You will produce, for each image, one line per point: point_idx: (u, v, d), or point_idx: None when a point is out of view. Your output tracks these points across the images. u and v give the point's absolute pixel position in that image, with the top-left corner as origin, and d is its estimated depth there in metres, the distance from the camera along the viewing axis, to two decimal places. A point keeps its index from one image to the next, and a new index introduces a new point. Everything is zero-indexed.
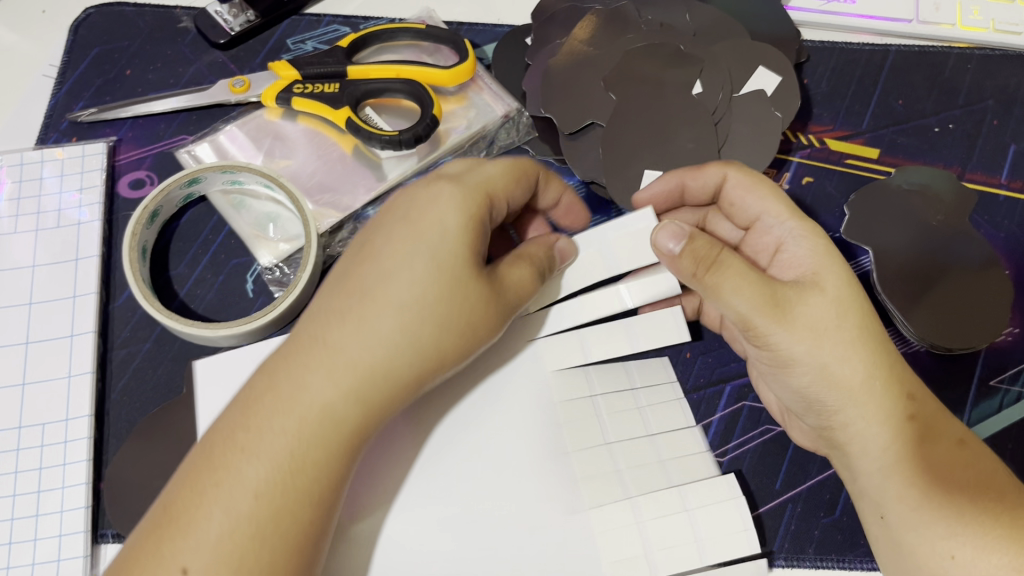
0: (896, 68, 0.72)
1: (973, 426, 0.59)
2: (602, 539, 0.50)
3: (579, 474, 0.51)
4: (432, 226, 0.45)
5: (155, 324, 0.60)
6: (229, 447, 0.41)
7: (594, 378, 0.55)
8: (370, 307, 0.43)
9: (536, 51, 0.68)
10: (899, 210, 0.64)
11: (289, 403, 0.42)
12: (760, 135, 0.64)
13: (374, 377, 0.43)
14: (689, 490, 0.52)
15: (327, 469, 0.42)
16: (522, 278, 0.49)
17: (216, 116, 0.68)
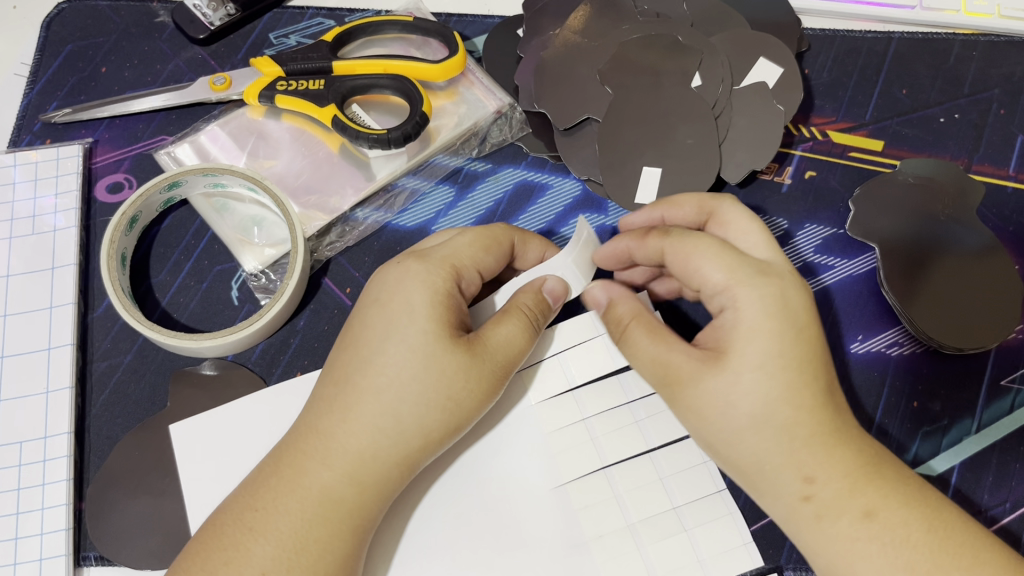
0: (900, 56, 0.70)
1: (983, 429, 0.57)
2: (605, 569, 0.50)
3: (577, 505, 0.52)
4: (401, 308, 0.46)
5: (136, 335, 0.58)
6: (239, 528, 0.43)
7: (584, 401, 0.54)
8: (357, 396, 0.45)
9: (528, 43, 0.66)
10: (901, 200, 0.62)
11: (290, 486, 0.44)
12: (762, 130, 0.62)
13: (367, 460, 0.44)
14: (687, 509, 0.52)
15: (334, 544, 0.43)
16: (510, 335, 0.47)
17: (197, 115, 0.65)
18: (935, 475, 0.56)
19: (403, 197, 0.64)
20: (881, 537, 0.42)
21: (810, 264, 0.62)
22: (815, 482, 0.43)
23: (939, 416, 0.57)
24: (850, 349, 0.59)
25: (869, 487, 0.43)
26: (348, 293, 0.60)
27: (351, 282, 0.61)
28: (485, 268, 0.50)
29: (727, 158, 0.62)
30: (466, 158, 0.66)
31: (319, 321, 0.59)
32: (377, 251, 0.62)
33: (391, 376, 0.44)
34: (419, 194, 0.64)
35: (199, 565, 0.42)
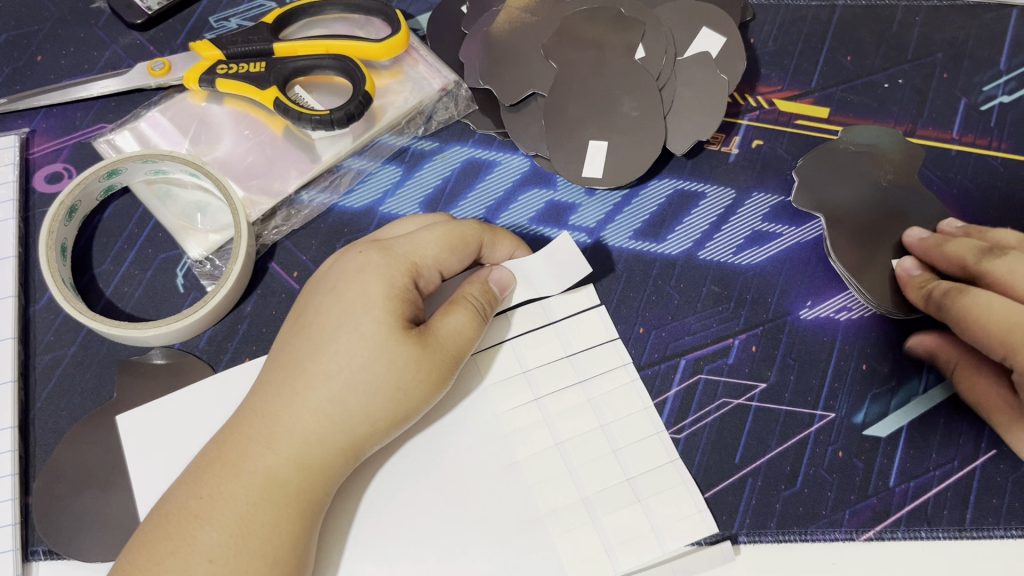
0: (844, 24, 0.70)
1: (932, 388, 0.57)
2: (560, 541, 0.51)
3: (532, 480, 0.52)
4: (357, 299, 0.45)
5: (80, 327, 0.57)
6: (183, 515, 0.43)
7: (535, 381, 0.55)
8: (306, 380, 0.44)
9: (473, 20, 0.65)
10: (853, 163, 0.61)
11: (235, 471, 0.43)
12: (707, 100, 0.62)
13: (314, 446, 0.44)
14: (641, 480, 0.53)
15: (281, 528, 0.43)
16: (460, 324, 0.47)
17: (136, 102, 0.64)
18: (883, 436, 0.56)
19: (349, 178, 0.63)
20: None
21: (758, 232, 0.62)
22: None
23: (888, 378, 0.58)
24: (800, 315, 0.60)
25: None
26: (295, 277, 0.59)
27: (298, 266, 0.60)
28: (448, 267, 0.50)
29: (672, 128, 0.62)
30: (412, 137, 0.65)
31: (266, 305, 0.58)
32: (325, 233, 0.61)
33: (342, 360, 0.44)
34: (366, 174, 0.64)
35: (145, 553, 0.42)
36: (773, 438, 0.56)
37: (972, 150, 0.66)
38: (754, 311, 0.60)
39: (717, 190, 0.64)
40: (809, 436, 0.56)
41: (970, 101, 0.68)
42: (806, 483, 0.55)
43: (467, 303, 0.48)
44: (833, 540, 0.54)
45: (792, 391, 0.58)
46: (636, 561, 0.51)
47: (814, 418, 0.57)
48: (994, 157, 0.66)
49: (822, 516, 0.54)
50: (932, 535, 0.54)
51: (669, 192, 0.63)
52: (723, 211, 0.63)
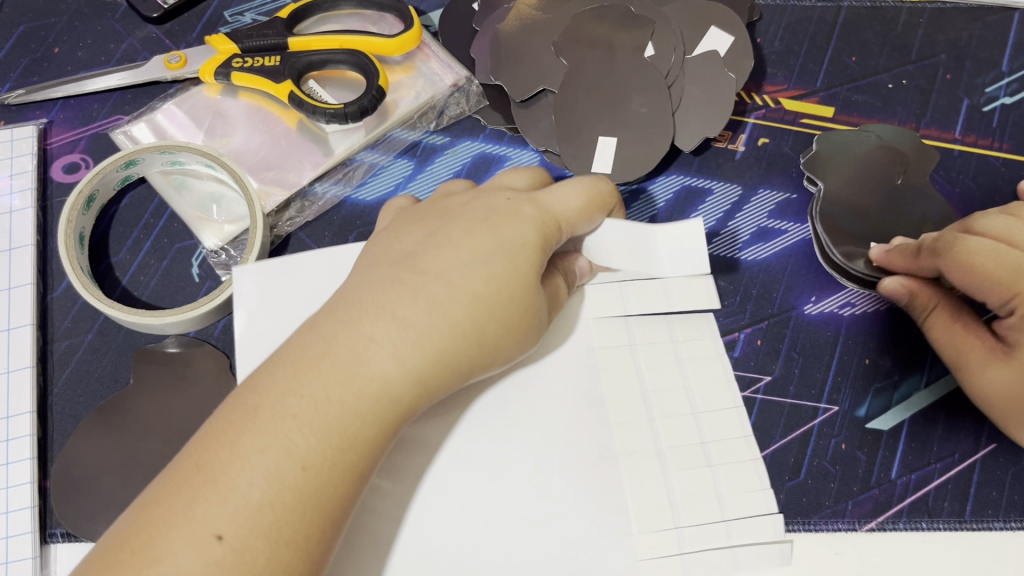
0: (849, 25, 0.72)
1: (934, 382, 0.58)
2: (629, 484, 0.49)
3: (613, 420, 0.51)
4: (516, 239, 0.46)
5: (97, 314, 0.58)
6: (277, 407, 0.39)
7: (633, 327, 0.55)
8: (444, 293, 0.43)
9: (484, 16, 0.67)
10: (854, 158, 0.63)
11: (346, 375, 0.40)
12: (715, 98, 0.63)
13: (435, 368, 0.42)
14: (714, 446, 0.52)
15: (369, 450, 0.40)
16: (557, 290, 0.51)
17: (153, 94, 0.65)
18: (885, 430, 0.57)
19: (362, 171, 0.64)
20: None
21: (764, 228, 0.63)
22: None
23: (890, 372, 0.59)
24: (804, 310, 0.61)
25: None
26: None
27: None
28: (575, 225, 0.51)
29: (680, 125, 0.63)
30: (423, 131, 0.66)
31: None
32: (338, 225, 0.62)
33: (480, 286, 0.44)
34: (378, 168, 0.65)
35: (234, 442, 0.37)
36: (777, 430, 0.57)
37: (974, 150, 0.67)
38: (759, 306, 0.61)
39: (724, 187, 0.65)
40: (812, 429, 0.57)
41: (973, 102, 0.69)
42: (810, 474, 0.56)
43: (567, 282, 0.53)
44: (836, 530, 0.54)
45: (796, 384, 0.59)
46: (697, 522, 0.49)
47: (817, 411, 0.58)
48: (996, 157, 0.67)
49: (826, 507, 0.55)
50: (933, 527, 0.54)
51: (676, 188, 0.64)
52: (729, 207, 0.64)
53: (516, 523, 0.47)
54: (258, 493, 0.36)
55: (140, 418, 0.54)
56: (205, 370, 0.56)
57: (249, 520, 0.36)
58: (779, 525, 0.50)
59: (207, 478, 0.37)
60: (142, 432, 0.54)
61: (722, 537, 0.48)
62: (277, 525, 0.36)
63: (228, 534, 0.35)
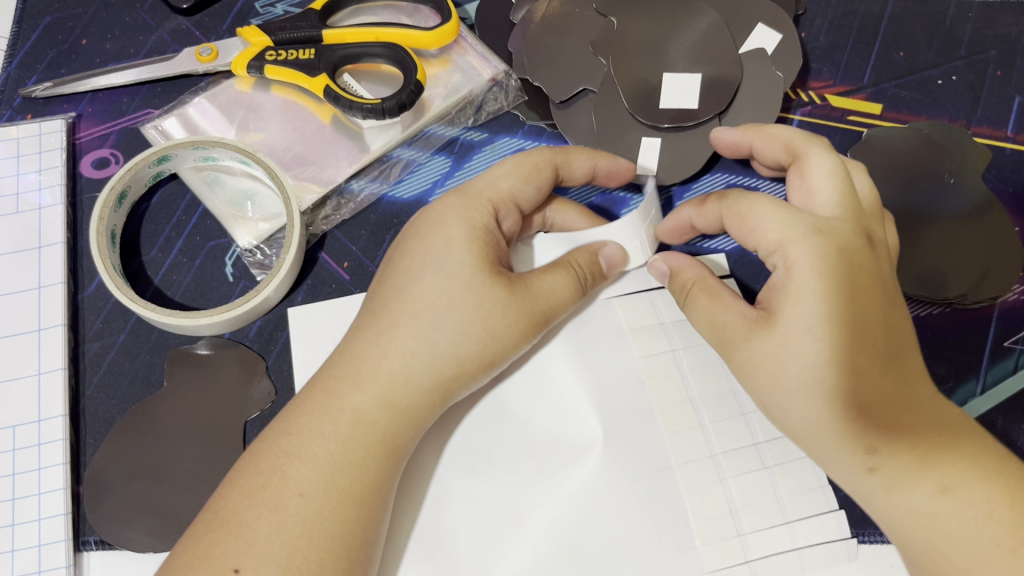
0: (896, 19, 0.70)
1: (988, 389, 0.57)
2: (689, 495, 0.52)
3: (666, 429, 0.54)
4: (440, 242, 0.50)
5: (129, 314, 0.56)
6: (274, 453, 0.46)
7: (673, 334, 0.56)
8: (393, 320, 0.49)
9: (519, 10, 0.65)
10: (914, 150, 0.62)
11: (326, 409, 0.47)
12: (762, 96, 0.60)
13: (400, 385, 0.47)
14: (767, 447, 0.54)
15: (368, 468, 0.46)
16: (556, 286, 0.51)
17: (183, 87, 0.64)
18: None
19: (399, 168, 0.62)
20: (960, 510, 0.44)
21: None
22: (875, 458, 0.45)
23: (944, 379, 0.58)
24: None
25: (940, 460, 0.45)
26: (346, 267, 0.59)
27: (348, 256, 0.59)
28: (524, 197, 0.54)
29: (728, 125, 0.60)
30: (461, 127, 0.64)
31: (317, 295, 0.58)
32: (374, 224, 0.61)
33: (426, 303, 0.49)
34: (415, 165, 0.63)
35: (237, 489, 0.45)
36: None
37: None
38: None
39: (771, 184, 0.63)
40: None
41: None
42: None
43: (574, 267, 0.52)
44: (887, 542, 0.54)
45: None
46: (759, 527, 0.52)
47: None
48: None
49: None
50: None
51: (721, 186, 0.63)
52: None
53: (585, 539, 0.51)
54: (263, 527, 0.44)
55: (175, 423, 0.53)
56: (242, 372, 0.55)
57: (263, 552, 0.43)
58: (842, 522, 0.53)
59: (238, 526, 0.44)
60: (178, 435, 0.53)
61: (787, 540, 0.52)
62: (295, 548, 0.44)
63: (244, 567, 0.43)
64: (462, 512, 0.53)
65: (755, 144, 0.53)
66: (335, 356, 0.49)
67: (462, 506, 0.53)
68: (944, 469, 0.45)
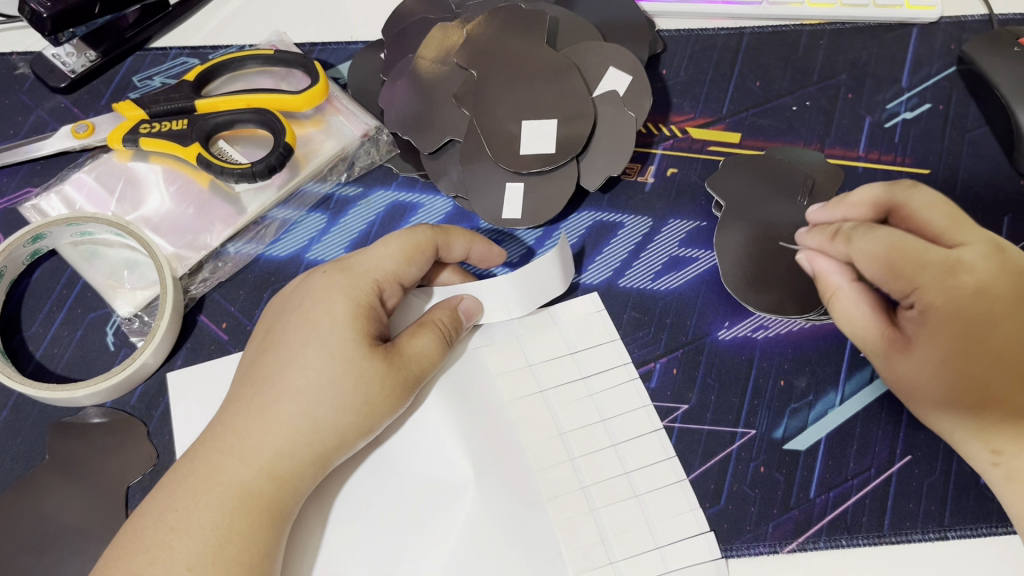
0: (751, 51, 0.74)
1: (849, 399, 0.59)
2: (560, 528, 0.54)
3: (536, 466, 0.56)
4: (324, 317, 0.52)
5: (10, 392, 0.58)
6: (159, 529, 0.47)
7: (542, 375, 0.59)
8: (275, 396, 0.50)
9: (390, 67, 0.68)
10: (770, 172, 0.65)
11: (211, 484, 0.48)
12: (616, 138, 0.64)
13: (285, 457, 0.49)
14: (638, 476, 0.56)
15: (255, 536, 0.48)
16: (424, 348, 0.54)
17: (62, 164, 0.66)
18: (802, 450, 0.58)
19: (275, 228, 0.65)
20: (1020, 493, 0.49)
21: (675, 258, 0.65)
22: (1000, 455, 0.49)
23: (805, 393, 0.60)
24: (718, 336, 0.62)
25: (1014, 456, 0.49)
26: (224, 328, 0.61)
27: (227, 317, 0.61)
28: (406, 277, 0.56)
29: (585, 165, 0.64)
30: (335, 183, 0.67)
31: (196, 357, 0.59)
32: (252, 284, 0.63)
33: (308, 378, 0.50)
34: (291, 224, 0.65)
35: (125, 568, 0.46)
36: (697, 459, 0.58)
37: (878, 167, 0.68)
38: (673, 335, 0.62)
39: (635, 219, 0.66)
40: (731, 454, 0.58)
41: (876, 119, 0.71)
42: (730, 499, 0.57)
43: (437, 325, 0.55)
44: (757, 554, 0.55)
45: (713, 411, 0.59)
46: (631, 553, 0.54)
47: (735, 435, 0.59)
48: (899, 171, 0.68)
49: (746, 531, 0.56)
50: (852, 543, 0.55)
51: (588, 224, 0.66)
52: (641, 239, 0.65)
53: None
54: None
55: (59, 493, 0.55)
56: (124, 438, 0.57)
57: None
58: (713, 543, 0.55)
59: None
60: (61, 506, 0.54)
61: (658, 564, 0.54)
62: None
63: None
64: (345, 561, 0.54)
65: (851, 217, 0.54)
66: (212, 427, 0.51)
67: (344, 555, 0.54)
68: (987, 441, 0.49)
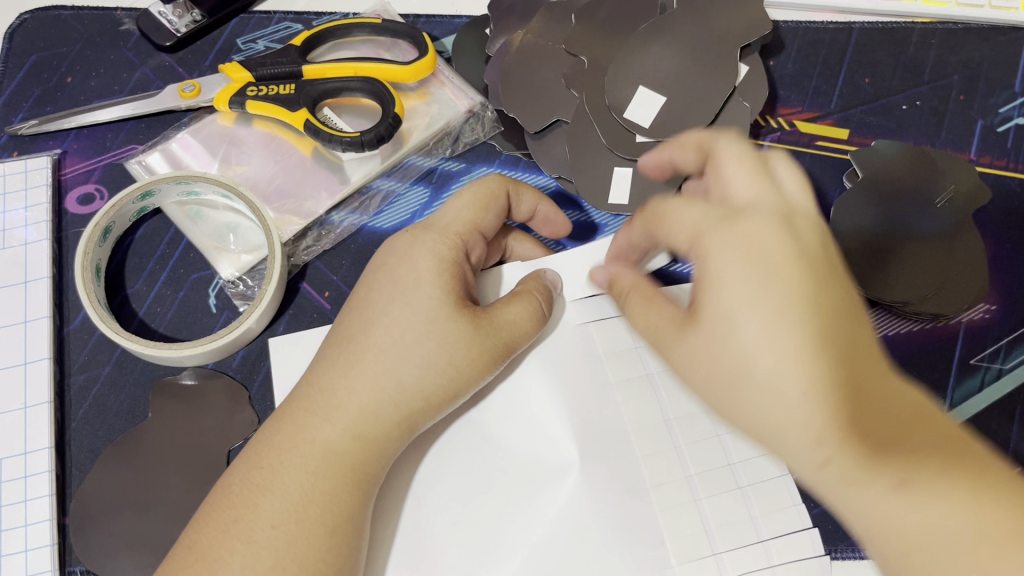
0: (861, 46, 0.72)
1: (956, 406, 0.59)
2: (663, 516, 0.53)
3: (640, 452, 0.55)
4: (408, 275, 0.50)
5: (115, 346, 0.58)
6: (247, 486, 0.45)
7: (649, 359, 0.58)
8: (361, 355, 0.48)
9: (495, 43, 0.67)
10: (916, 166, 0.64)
11: (296, 442, 0.46)
12: (727, 126, 0.63)
13: (369, 418, 0.47)
14: (740, 467, 0.55)
15: (340, 498, 0.45)
16: (519, 317, 0.53)
17: (167, 123, 0.66)
18: None
19: (378, 199, 0.64)
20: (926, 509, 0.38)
21: None
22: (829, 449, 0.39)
23: None
24: None
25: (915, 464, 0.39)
26: (327, 297, 0.60)
27: (330, 286, 0.61)
28: (484, 226, 0.55)
29: None
30: (439, 158, 0.66)
31: (298, 325, 0.59)
32: (354, 253, 0.62)
33: (389, 337, 0.48)
34: (394, 195, 0.65)
35: (212, 522, 0.44)
36: None
37: (988, 171, 0.67)
38: None
39: None
40: None
41: (987, 123, 0.69)
42: None
43: (524, 294, 0.54)
44: (861, 558, 0.55)
45: None
46: (734, 546, 0.53)
47: None
48: (1010, 177, 0.67)
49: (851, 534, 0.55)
50: None
51: None
52: None
53: (565, 562, 0.51)
54: (238, 560, 0.43)
55: (160, 451, 0.54)
56: (225, 401, 0.56)
57: None
58: (818, 540, 0.54)
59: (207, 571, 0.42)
60: (162, 466, 0.54)
61: (762, 558, 0.53)
62: None
63: None
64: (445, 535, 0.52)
65: None
66: (297, 387, 0.49)
67: (439, 528, 0.53)
68: (901, 465, 0.38)
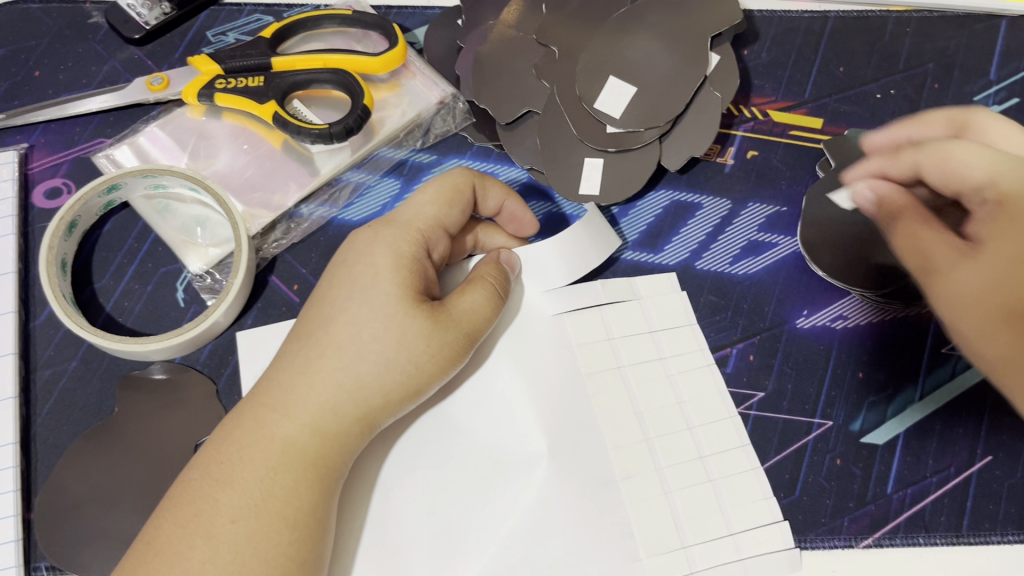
0: (836, 34, 0.71)
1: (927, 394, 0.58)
2: (632, 509, 0.53)
3: (611, 445, 0.55)
4: (365, 272, 0.49)
5: (80, 341, 0.58)
6: (205, 482, 0.45)
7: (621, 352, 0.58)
8: (321, 351, 0.47)
9: (467, 34, 0.66)
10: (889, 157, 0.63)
11: (255, 438, 0.46)
12: (699, 117, 0.62)
13: (328, 414, 0.47)
14: (712, 460, 0.55)
15: (299, 492, 0.45)
16: (475, 305, 0.52)
17: (136, 116, 0.65)
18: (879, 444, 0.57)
19: (348, 191, 0.64)
20: None
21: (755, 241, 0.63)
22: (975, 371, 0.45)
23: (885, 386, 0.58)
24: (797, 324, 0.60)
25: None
26: (295, 290, 0.60)
27: (298, 279, 0.61)
28: (447, 221, 0.54)
29: (667, 144, 0.63)
30: (410, 150, 0.66)
31: (267, 319, 0.59)
32: (323, 247, 0.62)
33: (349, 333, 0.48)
34: (365, 187, 0.65)
35: (169, 516, 0.44)
36: (772, 447, 0.57)
37: None
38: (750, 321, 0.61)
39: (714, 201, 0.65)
40: (807, 445, 0.57)
41: None
42: (805, 491, 0.56)
43: (483, 282, 0.53)
44: (832, 548, 0.54)
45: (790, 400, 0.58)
46: (703, 538, 0.53)
47: (811, 426, 0.58)
48: None
49: (822, 524, 0.55)
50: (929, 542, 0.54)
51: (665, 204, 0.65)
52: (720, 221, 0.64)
53: (534, 555, 0.51)
54: (196, 556, 0.42)
55: (125, 445, 0.54)
56: (191, 396, 0.56)
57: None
58: (787, 532, 0.54)
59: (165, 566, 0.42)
60: (128, 461, 0.54)
61: (731, 551, 0.52)
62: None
63: None
64: (412, 528, 0.52)
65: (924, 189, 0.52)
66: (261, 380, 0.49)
67: (406, 521, 0.52)
68: None
